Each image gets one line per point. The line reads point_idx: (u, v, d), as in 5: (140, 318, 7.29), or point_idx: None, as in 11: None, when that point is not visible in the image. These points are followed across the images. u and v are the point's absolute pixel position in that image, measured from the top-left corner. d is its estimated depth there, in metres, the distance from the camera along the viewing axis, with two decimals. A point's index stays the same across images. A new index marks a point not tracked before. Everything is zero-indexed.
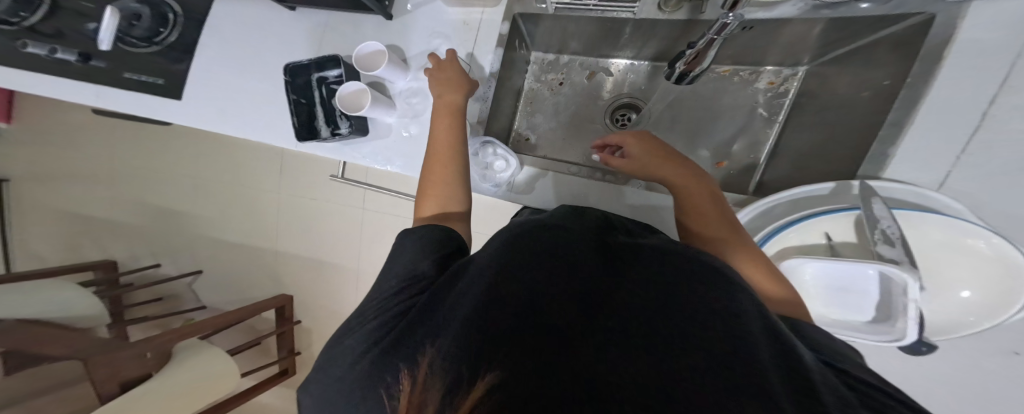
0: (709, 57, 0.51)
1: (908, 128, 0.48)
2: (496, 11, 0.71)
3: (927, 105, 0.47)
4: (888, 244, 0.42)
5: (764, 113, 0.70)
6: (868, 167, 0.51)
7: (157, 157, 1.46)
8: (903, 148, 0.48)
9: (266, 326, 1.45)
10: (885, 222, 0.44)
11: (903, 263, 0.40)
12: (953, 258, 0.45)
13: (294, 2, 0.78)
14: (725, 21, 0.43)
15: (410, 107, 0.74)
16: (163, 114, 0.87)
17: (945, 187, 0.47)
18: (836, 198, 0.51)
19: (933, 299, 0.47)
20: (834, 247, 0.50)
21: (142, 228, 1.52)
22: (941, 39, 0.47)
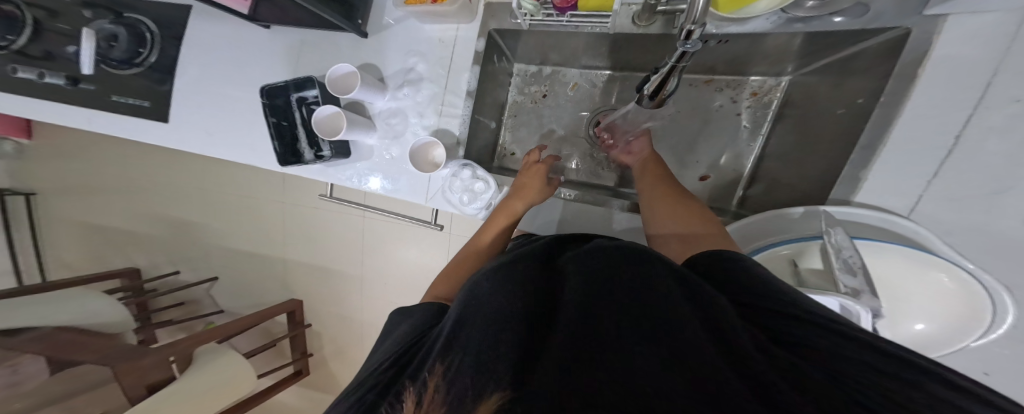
0: (675, 80, 0.48)
1: (879, 151, 0.46)
2: (470, 27, 0.69)
3: (900, 126, 0.45)
4: (850, 273, 0.41)
5: (748, 124, 0.69)
6: (840, 189, 0.50)
7: (165, 167, 1.51)
8: (874, 171, 0.47)
9: (279, 329, 1.54)
10: (847, 250, 0.42)
11: (862, 295, 0.39)
12: (918, 292, 0.43)
13: (267, 21, 0.77)
14: (683, 48, 0.40)
15: (391, 128, 0.74)
16: (155, 138, 0.89)
17: (916, 212, 0.44)
18: (804, 223, 0.49)
19: (891, 330, 0.45)
20: (799, 274, 0.47)
21: (157, 236, 1.60)
22: (916, 55, 0.44)
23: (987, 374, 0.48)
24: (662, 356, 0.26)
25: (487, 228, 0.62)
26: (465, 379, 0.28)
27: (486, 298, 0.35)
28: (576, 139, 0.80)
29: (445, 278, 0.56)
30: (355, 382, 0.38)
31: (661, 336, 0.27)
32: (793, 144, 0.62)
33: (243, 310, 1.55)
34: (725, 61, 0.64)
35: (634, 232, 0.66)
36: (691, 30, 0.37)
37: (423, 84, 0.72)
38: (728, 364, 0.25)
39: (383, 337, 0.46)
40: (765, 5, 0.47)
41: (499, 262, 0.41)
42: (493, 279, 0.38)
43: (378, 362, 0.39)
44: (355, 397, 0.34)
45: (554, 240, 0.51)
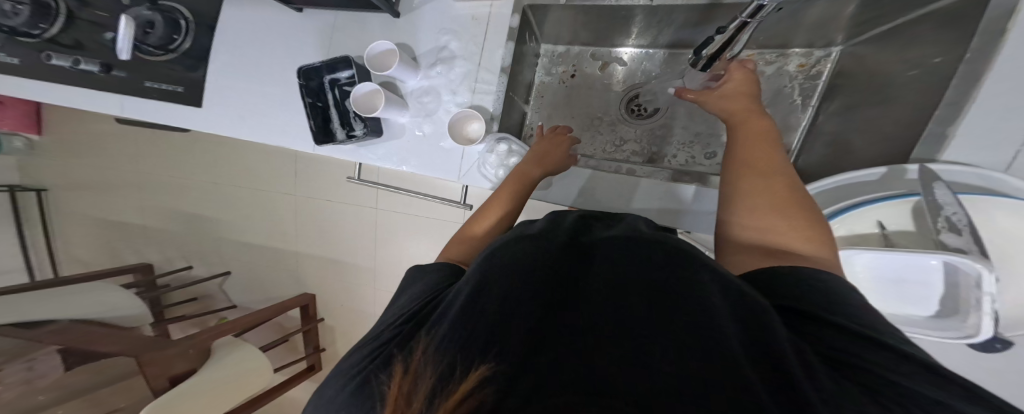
0: (740, 42, 0.50)
1: (967, 107, 0.45)
2: (505, 4, 0.69)
3: (990, 81, 0.44)
4: (953, 232, 0.40)
5: (798, 97, 0.69)
6: (923, 149, 0.48)
7: (179, 161, 1.51)
8: (961, 129, 0.45)
9: (292, 324, 1.52)
10: (950, 208, 0.41)
11: (970, 252, 0.38)
12: None
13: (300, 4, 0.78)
14: (762, 3, 0.41)
15: (423, 106, 0.74)
16: (185, 123, 0.90)
17: (1013, 169, 0.44)
18: (887, 184, 0.48)
19: (1008, 292, 0.44)
20: (888, 237, 0.48)
21: (170, 232, 1.59)
22: (1002, 10, 0.43)
23: None
24: (680, 373, 0.25)
25: (493, 202, 0.60)
26: (466, 365, 0.29)
27: (501, 281, 0.34)
28: (607, 118, 0.80)
29: (456, 244, 0.55)
30: (373, 327, 0.41)
31: (687, 351, 0.26)
32: (847, 113, 0.62)
33: (255, 305, 1.54)
34: (772, 34, 0.65)
35: (672, 212, 0.64)
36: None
37: (456, 62, 0.72)
38: (760, 380, 0.23)
39: (400, 286, 0.48)
40: None
41: (525, 239, 0.39)
42: (518, 253, 0.37)
43: (395, 314, 0.41)
44: (361, 353, 0.37)
45: (580, 218, 0.49)
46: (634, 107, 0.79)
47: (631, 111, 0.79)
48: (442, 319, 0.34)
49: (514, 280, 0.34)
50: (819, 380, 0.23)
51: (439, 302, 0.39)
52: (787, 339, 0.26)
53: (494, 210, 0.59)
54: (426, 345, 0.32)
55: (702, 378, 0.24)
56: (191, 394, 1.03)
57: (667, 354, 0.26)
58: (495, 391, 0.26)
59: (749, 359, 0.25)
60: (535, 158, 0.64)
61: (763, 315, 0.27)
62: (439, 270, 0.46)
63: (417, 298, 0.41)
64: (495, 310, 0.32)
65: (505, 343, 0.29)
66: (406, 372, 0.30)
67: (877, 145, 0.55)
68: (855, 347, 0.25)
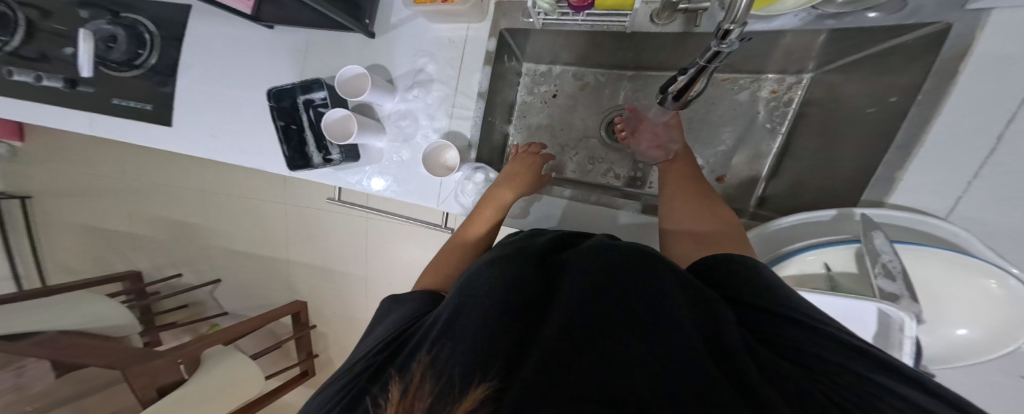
0: (702, 81, 0.48)
1: (917, 152, 0.45)
2: (481, 27, 0.68)
3: (937, 125, 0.44)
4: (888, 278, 0.41)
5: (767, 123, 0.68)
6: (871, 191, 0.49)
7: (161, 169, 1.49)
8: (909, 174, 0.46)
9: (284, 330, 1.53)
10: (886, 255, 0.42)
11: (901, 300, 0.40)
12: (964, 295, 0.43)
13: (270, 21, 0.76)
14: (718, 49, 0.39)
15: (401, 130, 0.73)
16: (157, 141, 0.88)
17: (955, 214, 0.45)
18: (837, 225, 0.49)
19: (929, 333, 0.46)
20: (833, 278, 0.48)
21: (157, 239, 1.59)
22: (956, 51, 0.43)
23: None
24: (648, 369, 0.24)
25: (476, 219, 0.60)
26: (438, 384, 0.28)
27: (474, 300, 0.34)
28: (586, 139, 0.78)
29: (430, 273, 0.53)
30: (345, 364, 0.39)
31: (655, 349, 0.26)
32: (817, 144, 0.61)
33: (246, 312, 1.55)
34: (746, 59, 0.64)
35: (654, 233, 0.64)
36: (729, 30, 0.36)
37: (434, 85, 0.71)
38: (725, 377, 0.23)
39: (377, 320, 0.46)
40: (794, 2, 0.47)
41: (497, 258, 0.40)
42: (493, 272, 0.37)
43: (370, 346, 0.39)
44: (334, 390, 0.34)
45: (553, 235, 0.50)
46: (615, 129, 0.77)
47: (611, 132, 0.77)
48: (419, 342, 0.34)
49: (486, 297, 0.34)
50: (782, 380, 0.23)
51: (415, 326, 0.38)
52: (749, 342, 0.26)
53: (473, 229, 0.60)
54: (403, 370, 0.31)
55: (670, 374, 0.24)
56: (191, 397, 1.06)
57: (643, 359, 0.25)
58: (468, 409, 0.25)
59: (714, 358, 0.25)
60: (508, 182, 0.63)
61: (720, 319, 0.28)
62: (416, 298, 0.45)
63: (395, 328, 0.40)
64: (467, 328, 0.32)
65: (479, 358, 0.29)
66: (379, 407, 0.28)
67: (843, 179, 0.55)
68: (805, 335, 0.26)
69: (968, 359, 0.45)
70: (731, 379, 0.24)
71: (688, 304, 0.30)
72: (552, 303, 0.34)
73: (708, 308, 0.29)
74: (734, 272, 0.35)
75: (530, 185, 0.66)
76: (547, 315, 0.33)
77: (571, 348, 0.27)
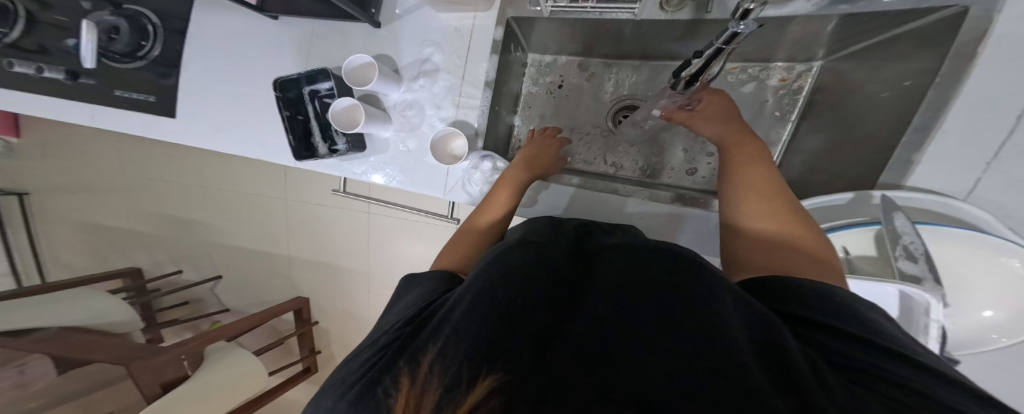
0: (717, 64, 0.49)
1: (934, 133, 0.46)
2: (488, 16, 0.68)
3: (957, 107, 0.44)
4: (910, 260, 0.42)
5: (775, 111, 0.68)
6: (888, 175, 0.50)
7: (161, 165, 1.48)
8: (929, 155, 0.46)
9: (286, 327, 1.53)
10: (909, 237, 0.42)
11: (925, 281, 0.40)
12: (987, 276, 0.44)
13: (274, 12, 0.76)
14: (735, 30, 0.40)
15: (407, 120, 0.73)
16: (161, 134, 0.88)
17: (973, 196, 0.45)
18: (854, 208, 0.49)
19: (953, 317, 0.46)
20: (851, 262, 0.49)
21: (157, 236, 1.58)
22: (975, 34, 0.43)
23: None
24: (688, 375, 0.25)
25: (493, 200, 0.60)
26: (468, 367, 0.28)
27: (506, 287, 0.34)
28: (593, 130, 0.78)
29: (447, 252, 0.55)
30: (370, 337, 0.40)
31: (697, 354, 0.26)
32: (828, 131, 0.61)
33: (247, 309, 1.54)
34: (756, 47, 0.64)
35: (664, 219, 0.64)
36: (749, 9, 0.37)
37: (440, 75, 0.71)
38: (768, 382, 0.24)
39: (398, 296, 0.47)
40: None
41: (530, 247, 0.40)
42: (526, 262, 0.37)
43: (394, 321, 0.40)
44: (361, 362, 0.35)
45: (579, 226, 0.50)
46: (621, 119, 0.77)
47: (617, 122, 0.77)
48: (446, 320, 0.34)
49: (519, 286, 0.34)
50: (830, 384, 0.23)
51: (440, 303, 0.38)
52: (796, 347, 0.26)
53: (487, 213, 0.59)
54: (432, 346, 0.32)
55: (711, 379, 0.24)
56: (195, 394, 1.05)
57: (683, 365, 0.26)
58: (505, 398, 0.26)
59: (757, 361, 0.26)
60: (520, 163, 0.64)
61: (763, 321, 0.28)
62: (434, 277, 0.46)
63: (417, 303, 0.41)
64: (500, 314, 0.32)
65: (514, 349, 0.29)
66: (410, 382, 0.29)
67: (862, 164, 0.55)
68: (855, 344, 0.26)
69: (996, 343, 0.45)
70: (773, 382, 0.24)
71: (730, 308, 0.29)
72: (586, 299, 0.34)
73: (752, 310, 0.29)
74: (774, 281, 0.35)
75: (541, 169, 0.66)
76: (581, 312, 0.33)
77: (610, 356, 0.28)
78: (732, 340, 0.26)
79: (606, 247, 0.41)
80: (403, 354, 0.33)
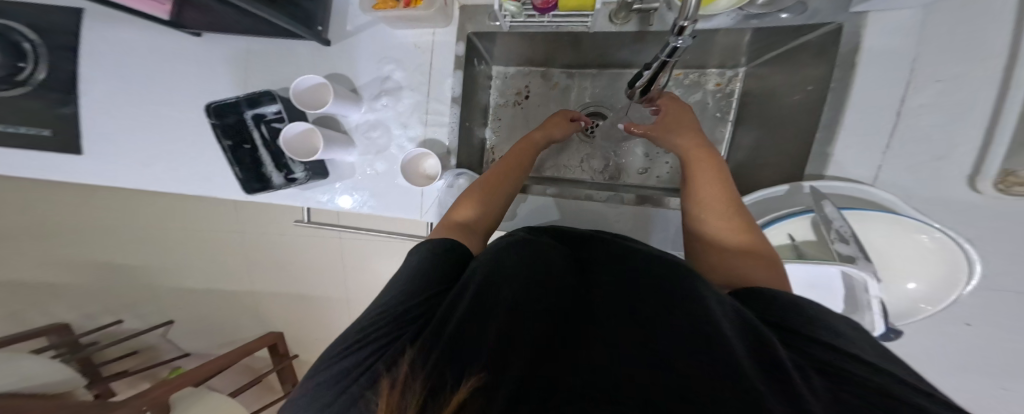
0: (665, 74, 0.52)
1: (839, 130, 0.53)
2: (448, 31, 0.66)
3: (851, 107, 0.53)
4: (843, 242, 0.48)
5: (716, 113, 0.74)
6: (813, 167, 0.55)
7: (75, 206, 1.29)
8: (840, 148, 0.54)
9: (262, 364, 1.43)
10: (838, 222, 0.49)
11: (857, 260, 0.46)
12: (907, 252, 0.51)
13: (195, 28, 0.71)
14: (675, 44, 0.43)
15: (373, 142, 0.71)
16: (88, 174, 0.79)
17: (880, 180, 0.52)
18: (792, 198, 0.56)
19: (889, 293, 0.53)
20: (797, 247, 0.55)
21: (80, 286, 1.37)
22: (851, 47, 0.52)
23: (969, 324, 0.53)
24: (685, 380, 0.24)
25: (498, 172, 0.57)
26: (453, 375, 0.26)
27: (504, 294, 0.33)
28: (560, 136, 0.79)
29: (448, 222, 0.50)
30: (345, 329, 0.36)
31: (696, 357, 0.26)
32: (760, 126, 0.67)
33: (209, 350, 1.42)
34: (691, 57, 0.70)
35: (634, 214, 0.66)
36: (683, 26, 0.39)
37: (403, 92, 0.69)
38: (766, 385, 0.23)
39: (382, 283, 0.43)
40: (727, 5, 0.52)
41: (530, 253, 0.39)
42: (526, 269, 0.36)
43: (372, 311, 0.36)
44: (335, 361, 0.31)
45: (574, 233, 0.50)
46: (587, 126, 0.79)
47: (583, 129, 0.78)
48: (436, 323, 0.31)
49: (518, 293, 0.33)
50: (828, 395, 0.23)
51: (428, 301, 0.35)
52: (793, 357, 0.26)
53: (488, 187, 0.55)
54: (415, 349, 0.29)
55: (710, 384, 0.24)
56: None
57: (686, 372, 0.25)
58: (491, 400, 0.24)
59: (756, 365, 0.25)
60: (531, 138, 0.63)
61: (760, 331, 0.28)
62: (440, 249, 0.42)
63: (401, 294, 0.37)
64: (496, 321, 0.30)
65: (507, 355, 0.27)
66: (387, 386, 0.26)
67: (788, 156, 0.60)
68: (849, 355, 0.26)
69: (923, 313, 0.52)
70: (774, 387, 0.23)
71: (728, 317, 0.29)
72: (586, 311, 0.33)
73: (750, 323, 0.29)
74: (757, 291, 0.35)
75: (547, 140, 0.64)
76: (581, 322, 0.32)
77: (610, 361, 0.27)
78: (730, 344, 0.26)
79: (608, 257, 0.41)
80: (381, 354, 0.31)
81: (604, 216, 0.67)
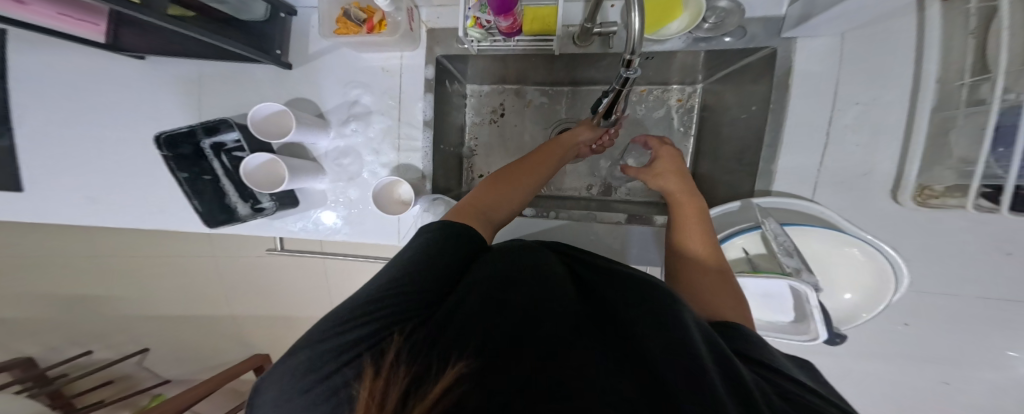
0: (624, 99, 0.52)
1: (780, 147, 0.56)
2: (416, 54, 0.64)
3: (788, 127, 0.56)
4: (789, 255, 0.51)
5: (681, 127, 0.77)
6: (760, 183, 0.58)
7: (24, 237, 1.20)
8: (781, 165, 0.57)
9: (249, 386, 1.41)
10: (782, 236, 0.52)
11: (802, 272, 0.50)
12: (840, 262, 0.55)
13: (138, 51, 0.65)
14: (627, 76, 0.44)
15: (343, 169, 0.69)
16: (32, 213, 0.74)
17: (818, 195, 0.56)
18: (742, 214, 0.59)
19: (828, 301, 0.57)
20: (751, 260, 0.58)
21: (41, 320, 1.28)
22: (783, 70, 0.55)
23: (907, 325, 0.58)
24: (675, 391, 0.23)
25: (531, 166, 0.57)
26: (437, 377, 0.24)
27: (501, 296, 0.31)
28: None
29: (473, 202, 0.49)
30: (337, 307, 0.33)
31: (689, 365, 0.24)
32: (717, 139, 0.70)
33: (189, 375, 1.39)
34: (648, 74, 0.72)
35: (612, 231, 0.67)
36: (631, 59, 0.41)
37: (373, 117, 0.67)
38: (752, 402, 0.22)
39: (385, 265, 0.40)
40: (678, 26, 0.55)
41: (531, 256, 0.38)
42: (525, 272, 0.34)
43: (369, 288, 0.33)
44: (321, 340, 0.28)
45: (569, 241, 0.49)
46: None
47: None
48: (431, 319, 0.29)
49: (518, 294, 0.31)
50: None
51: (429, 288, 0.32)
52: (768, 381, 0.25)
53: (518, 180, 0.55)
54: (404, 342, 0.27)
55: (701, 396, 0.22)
56: None
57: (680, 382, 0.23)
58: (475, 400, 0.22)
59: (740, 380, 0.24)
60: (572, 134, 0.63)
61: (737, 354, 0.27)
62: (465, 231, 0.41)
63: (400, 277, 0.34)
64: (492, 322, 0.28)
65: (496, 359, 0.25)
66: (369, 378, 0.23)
67: (738, 172, 0.63)
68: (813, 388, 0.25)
69: (862, 319, 0.56)
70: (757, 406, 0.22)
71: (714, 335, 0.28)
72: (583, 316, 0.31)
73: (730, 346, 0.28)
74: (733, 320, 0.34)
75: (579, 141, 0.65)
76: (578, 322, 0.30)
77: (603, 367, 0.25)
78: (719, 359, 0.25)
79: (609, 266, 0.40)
80: (368, 338, 0.27)
81: (584, 234, 0.68)
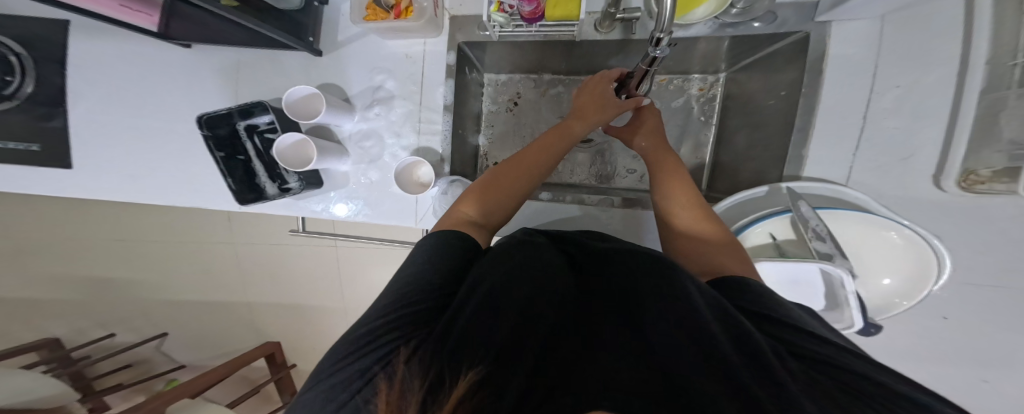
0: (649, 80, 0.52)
1: (811, 133, 0.56)
2: (438, 41, 0.68)
3: (820, 111, 0.55)
4: (820, 240, 0.50)
5: (701, 116, 0.78)
6: (790, 168, 0.57)
7: (63, 220, 1.27)
8: (813, 150, 0.56)
9: (260, 375, 1.42)
10: (813, 221, 0.51)
11: (835, 258, 0.48)
12: (878, 247, 0.52)
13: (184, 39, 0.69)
14: (654, 54, 0.44)
15: (365, 151, 0.72)
16: (77, 188, 0.79)
17: (851, 180, 0.55)
18: (771, 199, 0.57)
19: (866, 288, 0.54)
20: (779, 246, 0.57)
21: (71, 300, 1.35)
22: (818, 54, 0.55)
23: (946, 318, 0.55)
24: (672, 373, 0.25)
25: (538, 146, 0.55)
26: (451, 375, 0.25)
27: (499, 292, 0.32)
28: None
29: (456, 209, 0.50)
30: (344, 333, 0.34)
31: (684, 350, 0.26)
32: (739, 129, 0.70)
33: (204, 362, 1.41)
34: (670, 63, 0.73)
35: (629, 218, 0.67)
36: (660, 37, 0.40)
37: (395, 101, 0.70)
38: (749, 371, 0.23)
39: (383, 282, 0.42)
40: (705, 12, 0.54)
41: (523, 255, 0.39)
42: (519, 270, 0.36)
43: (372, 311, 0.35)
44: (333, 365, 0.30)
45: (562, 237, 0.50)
46: None
47: None
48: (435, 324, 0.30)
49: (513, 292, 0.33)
50: (800, 378, 0.23)
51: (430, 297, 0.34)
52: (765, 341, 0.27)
53: (515, 170, 0.53)
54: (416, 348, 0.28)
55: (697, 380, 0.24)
56: None
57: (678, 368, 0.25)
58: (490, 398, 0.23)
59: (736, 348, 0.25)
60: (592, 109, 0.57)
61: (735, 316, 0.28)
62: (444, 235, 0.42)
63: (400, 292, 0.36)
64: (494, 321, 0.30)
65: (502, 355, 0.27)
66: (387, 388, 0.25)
67: (763, 159, 0.63)
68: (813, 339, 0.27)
69: (900, 307, 0.53)
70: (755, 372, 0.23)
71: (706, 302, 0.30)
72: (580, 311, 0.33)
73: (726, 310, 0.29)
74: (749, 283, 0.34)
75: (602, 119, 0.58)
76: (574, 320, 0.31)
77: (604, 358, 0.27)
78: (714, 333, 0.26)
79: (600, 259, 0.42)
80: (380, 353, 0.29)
81: (598, 219, 0.68)
